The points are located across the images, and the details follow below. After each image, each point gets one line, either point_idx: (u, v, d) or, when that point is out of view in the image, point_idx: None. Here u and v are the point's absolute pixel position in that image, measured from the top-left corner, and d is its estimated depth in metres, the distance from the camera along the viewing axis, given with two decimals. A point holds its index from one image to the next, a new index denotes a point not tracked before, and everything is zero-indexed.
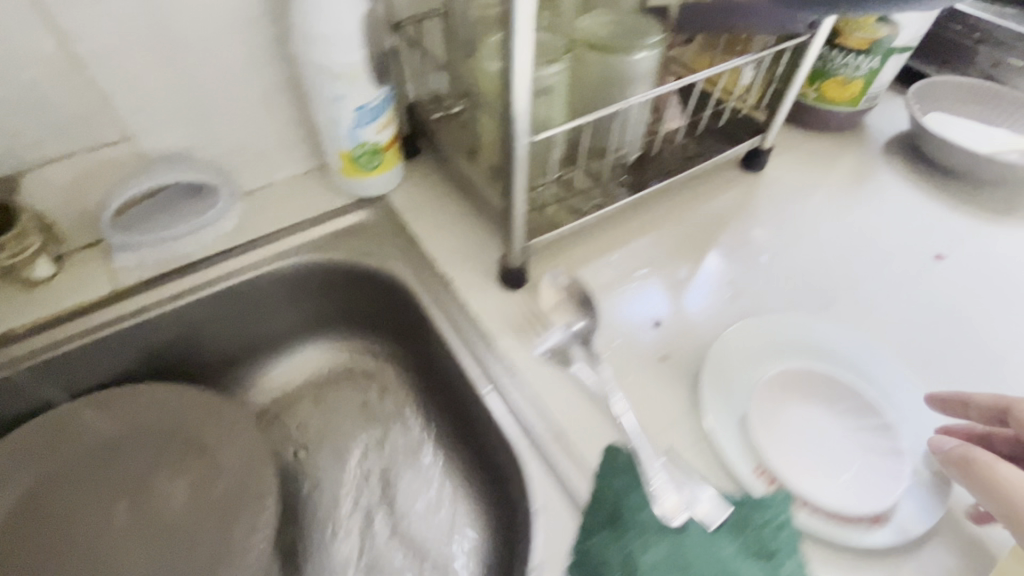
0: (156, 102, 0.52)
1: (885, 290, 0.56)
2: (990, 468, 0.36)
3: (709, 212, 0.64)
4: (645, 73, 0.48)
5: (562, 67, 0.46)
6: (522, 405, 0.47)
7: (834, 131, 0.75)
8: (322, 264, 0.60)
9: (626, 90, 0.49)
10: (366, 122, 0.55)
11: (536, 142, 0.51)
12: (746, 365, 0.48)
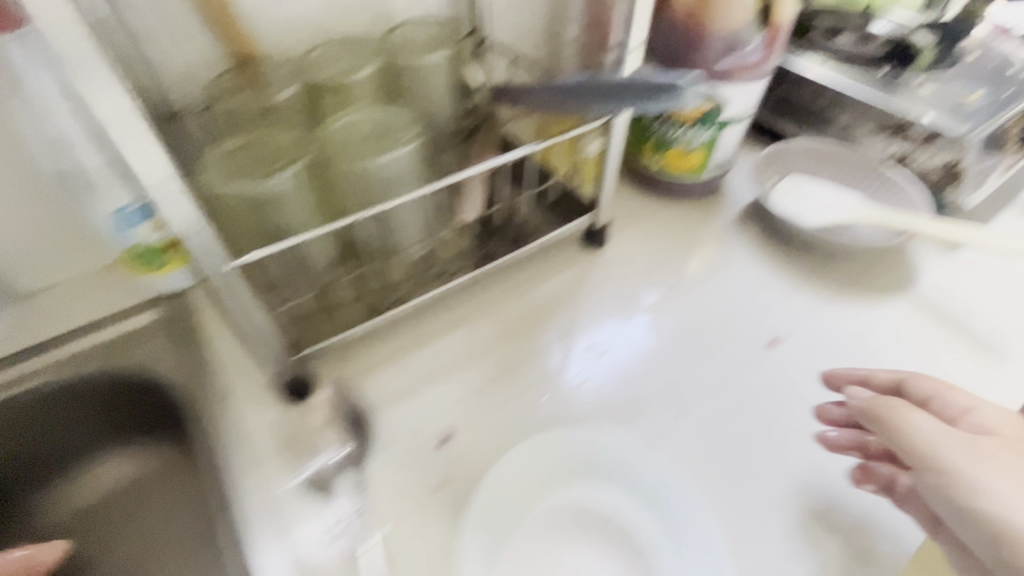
0: None
1: (701, 391, 0.53)
2: (900, 414, 0.39)
3: (534, 301, 0.60)
4: (403, 172, 0.46)
5: (296, 173, 0.42)
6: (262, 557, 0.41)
7: (688, 197, 0.73)
8: (98, 376, 0.54)
9: (386, 192, 0.46)
10: (129, 225, 0.50)
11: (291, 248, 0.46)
12: (519, 500, 0.44)
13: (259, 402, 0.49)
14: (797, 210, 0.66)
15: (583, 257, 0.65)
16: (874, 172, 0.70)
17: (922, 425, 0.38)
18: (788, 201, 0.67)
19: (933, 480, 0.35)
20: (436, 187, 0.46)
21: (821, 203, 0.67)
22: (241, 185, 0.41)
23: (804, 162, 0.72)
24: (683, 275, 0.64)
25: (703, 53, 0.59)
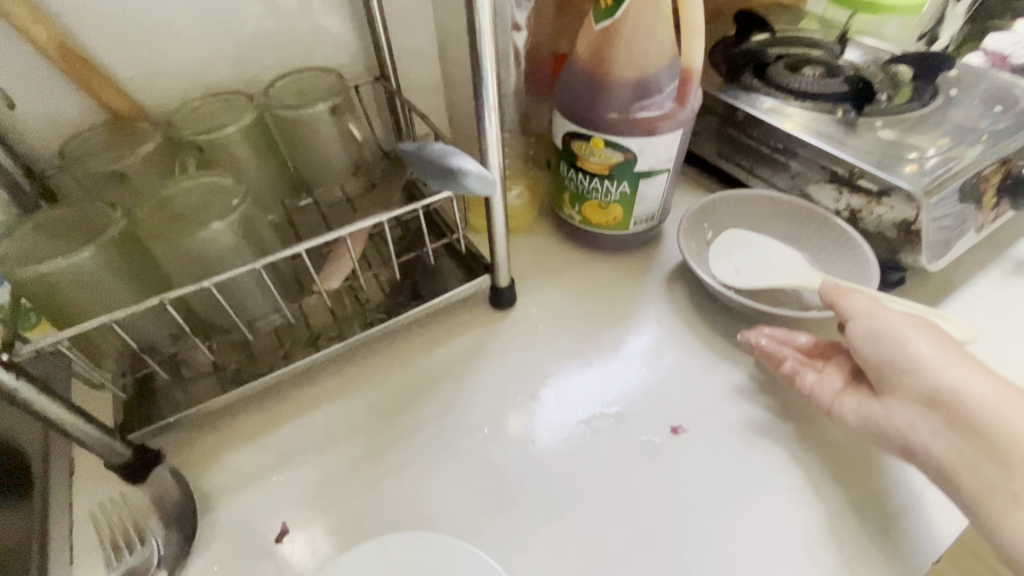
0: None
1: (582, 486, 0.47)
2: (848, 290, 0.49)
3: (420, 370, 0.55)
4: (233, 242, 0.42)
5: (98, 251, 0.39)
6: None
7: (617, 250, 0.67)
8: None
9: (217, 264, 0.42)
10: None
11: (111, 325, 0.43)
12: None
13: (98, 484, 0.46)
14: (732, 269, 0.60)
15: (485, 320, 0.60)
16: (826, 228, 0.62)
17: (865, 295, 0.48)
18: (723, 259, 0.61)
19: (868, 322, 0.46)
20: (267, 260, 0.42)
21: (761, 262, 0.60)
22: (29, 265, 0.38)
23: (748, 213, 0.66)
24: (595, 343, 0.58)
25: (608, 102, 0.54)
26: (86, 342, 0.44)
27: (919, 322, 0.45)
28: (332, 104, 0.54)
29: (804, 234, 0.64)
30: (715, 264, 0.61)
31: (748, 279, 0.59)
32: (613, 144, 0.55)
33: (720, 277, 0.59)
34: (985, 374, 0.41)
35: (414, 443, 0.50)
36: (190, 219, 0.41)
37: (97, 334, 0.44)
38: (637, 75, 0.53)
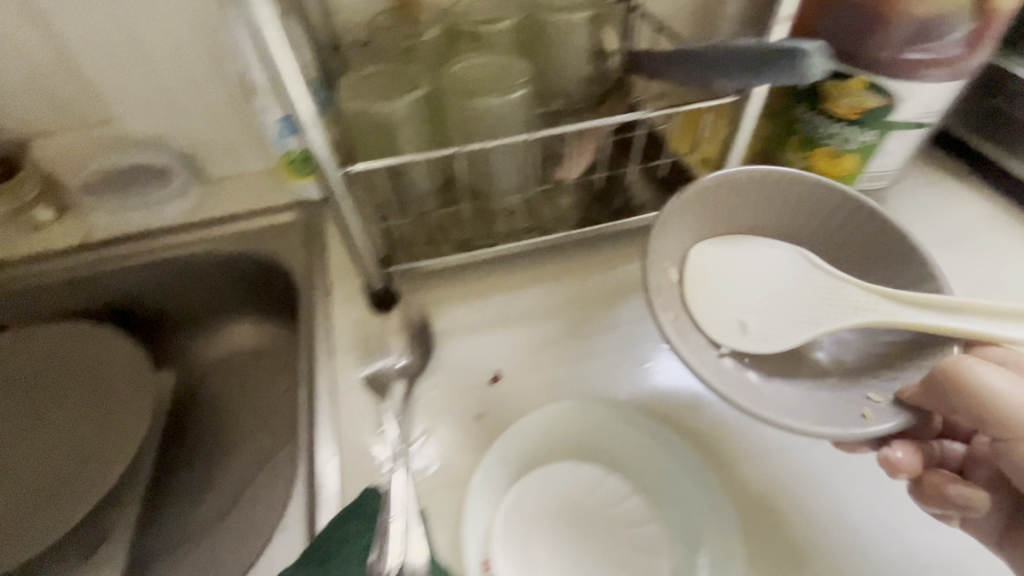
0: (135, 95, 0.62)
1: None
2: (973, 372, 0.37)
3: (621, 275, 0.58)
4: (509, 117, 0.48)
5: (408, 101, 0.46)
6: (322, 422, 0.48)
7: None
8: (245, 254, 0.66)
9: (491, 134, 0.48)
10: (289, 135, 0.60)
11: (393, 169, 0.50)
12: (543, 456, 0.47)
13: (350, 306, 0.56)
14: (735, 326, 0.50)
15: None
16: (878, 222, 0.52)
17: (1002, 382, 0.36)
18: (721, 309, 0.51)
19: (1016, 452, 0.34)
20: (535, 135, 0.47)
21: (745, 296, 0.52)
22: (357, 106, 0.46)
23: (744, 200, 0.54)
24: None
25: (881, 42, 0.51)
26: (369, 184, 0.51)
27: None
28: (590, 13, 0.57)
29: (802, 214, 0.55)
30: (714, 326, 0.50)
31: (772, 343, 0.49)
32: (876, 86, 0.52)
33: (727, 345, 0.49)
34: None
35: (611, 334, 0.54)
36: (480, 89, 0.47)
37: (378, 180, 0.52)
38: (924, 14, 0.50)
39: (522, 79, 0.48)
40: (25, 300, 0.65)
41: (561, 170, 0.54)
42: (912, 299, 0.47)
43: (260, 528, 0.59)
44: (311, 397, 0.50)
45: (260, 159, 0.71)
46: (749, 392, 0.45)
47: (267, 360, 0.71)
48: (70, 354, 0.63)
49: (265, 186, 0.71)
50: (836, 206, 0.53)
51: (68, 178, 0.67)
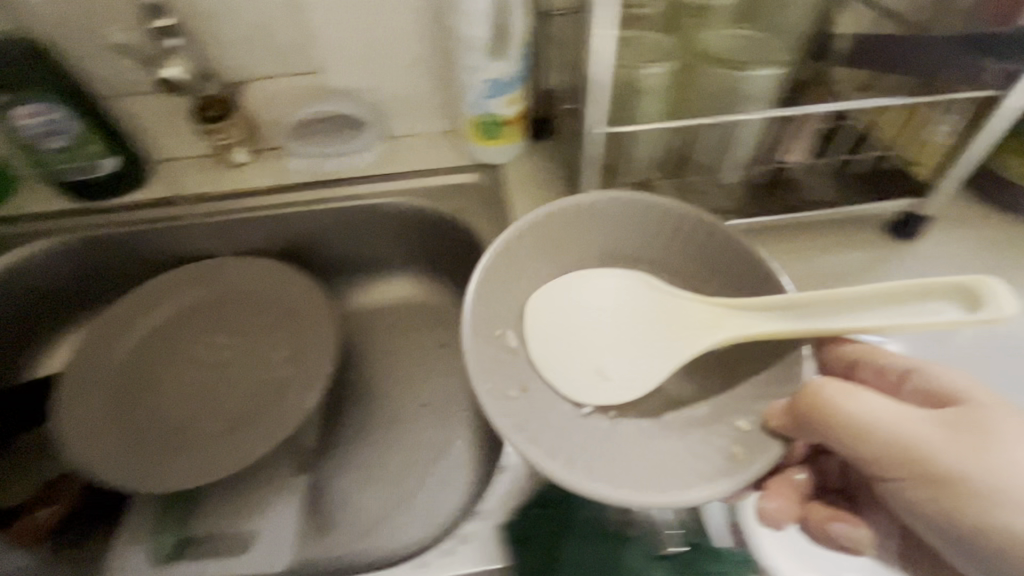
0: (344, 48, 0.64)
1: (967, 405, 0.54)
2: (837, 401, 0.35)
3: (820, 266, 0.58)
4: (757, 92, 0.47)
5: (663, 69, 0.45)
6: None
7: None
8: (429, 209, 0.69)
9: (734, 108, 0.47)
10: (494, 95, 0.61)
11: (620, 137, 0.50)
12: None
13: None
14: (593, 377, 0.46)
15: (877, 246, 0.60)
16: (719, 237, 0.48)
17: (885, 415, 0.34)
18: (562, 364, 0.47)
19: (989, 515, 0.31)
20: (784, 113, 0.46)
21: (649, 346, 0.47)
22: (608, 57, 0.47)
23: (575, 228, 0.51)
24: None
25: None
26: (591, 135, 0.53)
27: (966, 436, 0.33)
28: None
29: (649, 233, 0.51)
30: (575, 385, 0.46)
31: (635, 388, 0.46)
32: None
33: (588, 403, 0.45)
34: (968, 434, 0.33)
35: None
36: (733, 60, 0.46)
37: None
38: None
39: (782, 53, 0.47)
40: (227, 235, 0.70)
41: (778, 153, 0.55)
42: (750, 305, 0.45)
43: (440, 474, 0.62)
44: None
45: (438, 121, 0.73)
46: (660, 474, 0.40)
47: (429, 318, 0.74)
48: (268, 291, 0.67)
49: (442, 146, 0.73)
50: (679, 224, 0.49)
51: (266, 123, 0.70)
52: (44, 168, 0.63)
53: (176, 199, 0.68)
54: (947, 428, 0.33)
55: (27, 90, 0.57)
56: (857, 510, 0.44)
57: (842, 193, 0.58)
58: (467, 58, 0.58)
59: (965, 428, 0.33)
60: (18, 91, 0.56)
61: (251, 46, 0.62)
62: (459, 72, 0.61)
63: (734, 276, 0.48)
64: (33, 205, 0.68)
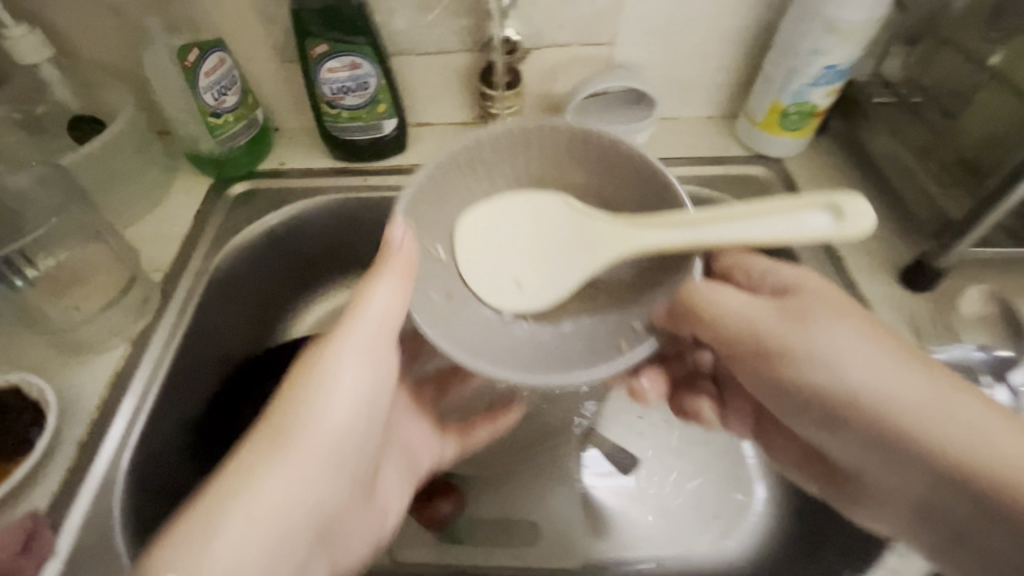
0: (652, 18, 0.59)
1: None
2: (709, 295, 0.42)
3: None
4: None
5: None
6: None
7: None
8: (710, 200, 0.64)
9: None
10: (822, 84, 0.56)
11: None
12: None
13: (876, 280, 0.54)
14: (512, 286, 0.48)
15: None
16: (599, 141, 0.48)
17: (729, 302, 0.42)
18: (508, 283, 0.48)
19: (779, 364, 0.40)
20: None
21: (511, 240, 0.49)
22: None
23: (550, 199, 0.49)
24: None
25: None
26: (989, 139, 0.48)
27: (790, 316, 0.40)
28: None
29: (536, 152, 0.50)
30: (489, 290, 0.48)
31: (543, 297, 0.48)
32: None
33: (511, 312, 0.48)
34: (872, 340, 0.39)
35: None
36: None
37: (989, 138, 0.48)
38: None
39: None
40: None
41: None
42: (653, 220, 0.44)
43: (732, 471, 0.60)
44: None
45: (708, 105, 0.68)
46: (541, 364, 0.45)
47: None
48: None
49: (714, 132, 0.68)
50: (540, 133, 0.49)
51: (537, 93, 0.66)
52: (328, 126, 0.61)
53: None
54: (756, 308, 0.41)
55: (352, 43, 0.54)
56: (721, 400, 0.56)
57: None
58: (814, 39, 0.53)
59: (794, 312, 0.40)
60: (344, 43, 0.54)
61: (561, 10, 0.58)
62: (793, 53, 0.55)
63: (629, 184, 0.49)
64: (297, 162, 0.65)
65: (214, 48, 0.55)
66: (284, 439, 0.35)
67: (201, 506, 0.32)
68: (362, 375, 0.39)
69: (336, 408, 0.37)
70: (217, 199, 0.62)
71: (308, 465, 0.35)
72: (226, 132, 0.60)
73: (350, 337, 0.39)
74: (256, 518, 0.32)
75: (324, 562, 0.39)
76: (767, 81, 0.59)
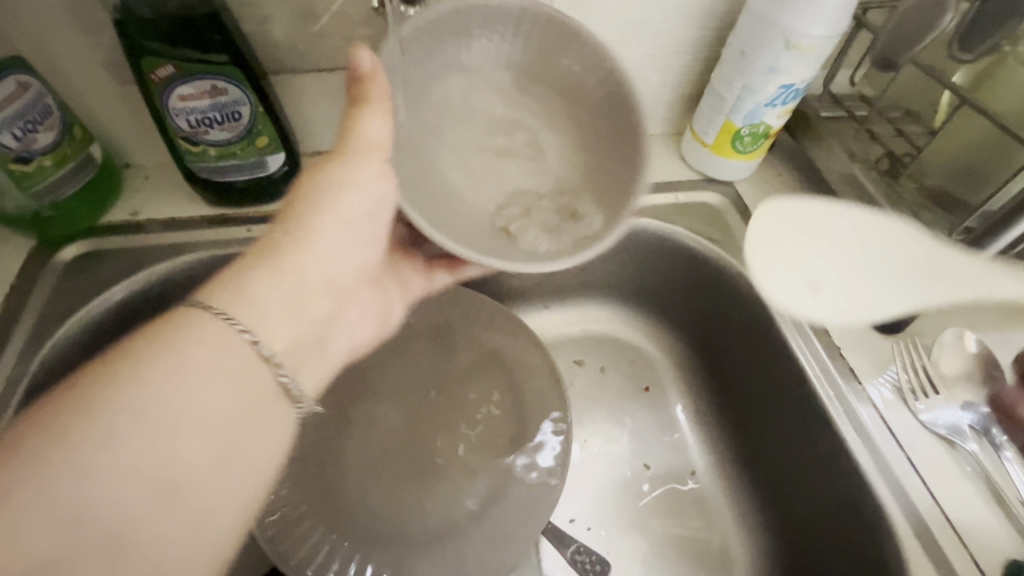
0: (587, 30, 0.51)
1: None
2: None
3: None
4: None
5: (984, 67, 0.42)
6: (882, 438, 0.43)
7: None
8: (661, 234, 0.56)
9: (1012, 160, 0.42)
10: (778, 104, 0.50)
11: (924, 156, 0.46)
12: None
13: (844, 322, 0.48)
14: (806, 288, 0.50)
15: None
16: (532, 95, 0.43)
17: None
18: (834, 283, 0.50)
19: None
20: None
21: (844, 255, 0.50)
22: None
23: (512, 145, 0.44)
24: None
25: None
26: (961, 169, 0.45)
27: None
28: None
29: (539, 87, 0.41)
30: (777, 290, 0.51)
31: (854, 316, 0.48)
32: None
33: (794, 313, 0.49)
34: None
35: None
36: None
37: (964, 164, 0.45)
38: None
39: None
40: None
41: None
42: (940, 249, 0.46)
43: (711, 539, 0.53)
44: (851, 416, 0.44)
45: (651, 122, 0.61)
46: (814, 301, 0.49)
47: (629, 355, 0.62)
48: (468, 324, 0.56)
49: (658, 154, 0.61)
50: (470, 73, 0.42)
51: None
52: (193, 167, 0.47)
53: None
54: None
55: (211, 64, 0.41)
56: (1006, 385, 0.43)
57: None
58: (771, 55, 0.47)
59: None
60: (198, 63, 0.40)
61: None
62: (749, 70, 0.49)
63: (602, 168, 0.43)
64: (156, 213, 0.51)
65: (13, 70, 0.40)
66: (282, 249, 0.33)
67: (221, 282, 0.30)
68: (327, 249, 0.35)
69: (326, 237, 0.36)
70: (41, 267, 0.47)
71: (308, 277, 0.34)
72: (45, 181, 0.44)
73: (349, 158, 0.36)
74: (268, 308, 0.31)
75: (343, 339, 0.38)
76: (719, 98, 0.52)
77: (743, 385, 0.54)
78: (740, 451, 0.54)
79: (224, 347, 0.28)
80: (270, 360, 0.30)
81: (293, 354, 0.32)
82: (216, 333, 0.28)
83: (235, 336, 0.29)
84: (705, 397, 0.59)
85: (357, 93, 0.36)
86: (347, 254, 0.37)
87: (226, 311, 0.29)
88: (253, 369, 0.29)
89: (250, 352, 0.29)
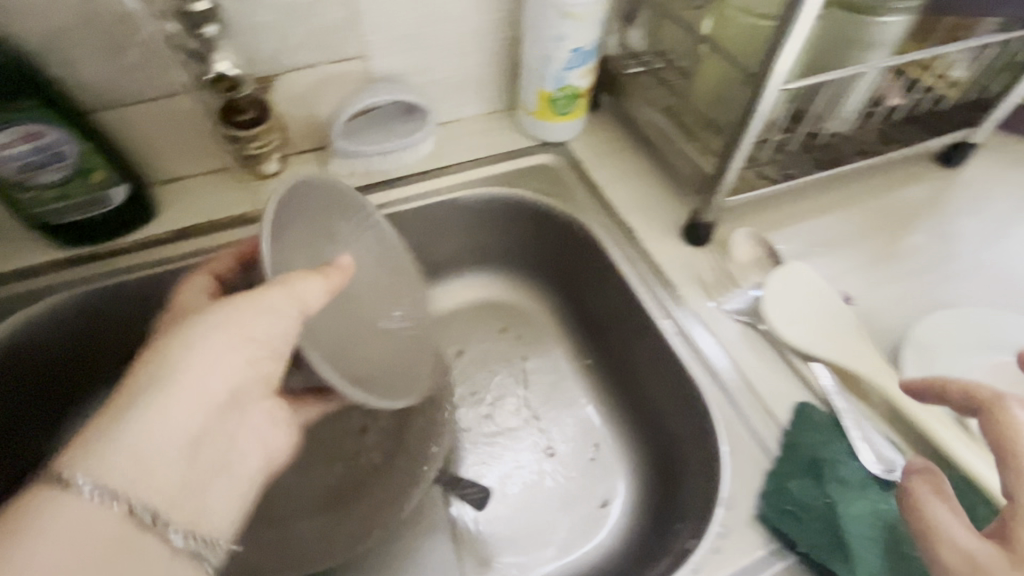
0: (395, 28, 0.56)
1: None
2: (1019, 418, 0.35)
3: (900, 203, 0.59)
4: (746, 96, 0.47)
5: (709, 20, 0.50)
6: (694, 331, 0.49)
7: None
8: (503, 197, 0.63)
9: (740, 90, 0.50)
10: (574, 66, 0.57)
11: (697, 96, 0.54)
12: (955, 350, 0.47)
13: (662, 243, 0.55)
14: None
15: (938, 174, 0.62)
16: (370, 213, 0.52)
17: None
18: None
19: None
20: (757, 123, 0.44)
21: None
22: (754, 11, 0.45)
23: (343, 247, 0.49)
24: None
25: None
26: (717, 99, 0.52)
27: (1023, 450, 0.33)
28: None
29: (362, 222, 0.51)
30: None
31: None
32: None
33: None
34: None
35: (927, 250, 0.56)
36: (751, 44, 0.46)
37: (720, 93, 0.52)
38: None
39: None
40: None
41: (836, 117, 0.53)
42: None
43: (594, 452, 0.58)
44: (674, 320, 0.50)
45: (484, 101, 0.66)
46: None
47: (506, 316, 0.68)
48: None
49: (497, 127, 0.67)
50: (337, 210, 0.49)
51: (297, 123, 0.59)
52: (30, 212, 0.49)
53: (201, 233, 0.55)
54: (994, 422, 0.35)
55: (18, 109, 0.43)
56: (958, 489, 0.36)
57: (915, 129, 0.58)
58: (552, 25, 0.53)
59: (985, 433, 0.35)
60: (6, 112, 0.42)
61: (290, 31, 0.52)
62: (541, 42, 0.55)
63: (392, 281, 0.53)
64: (7, 263, 0.52)
65: None
66: (167, 388, 0.31)
67: (86, 442, 0.29)
68: (229, 373, 0.34)
69: (218, 364, 0.34)
70: None
71: (202, 401, 0.32)
72: None
73: (258, 301, 0.35)
74: (147, 461, 0.29)
75: (253, 459, 0.36)
76: (529, 71, 0.59)
77: (598, 314, 0.60)
78: (608, 374, 0.61)
79: (87, 523, 0.27)
80: (147, 522, 0.29)
81: (180, 502, 0.31)
82: (78, 515, 0.27)
83: (100, 511, 0.27)
84: (574, 336, 0.65)
85: (318, 267, 0.39)
86: (251, 370, 0.35)
87: (91, 484, 0.28)
88: (128, 542, 0.28)
89: (119, 521, 0.28)
